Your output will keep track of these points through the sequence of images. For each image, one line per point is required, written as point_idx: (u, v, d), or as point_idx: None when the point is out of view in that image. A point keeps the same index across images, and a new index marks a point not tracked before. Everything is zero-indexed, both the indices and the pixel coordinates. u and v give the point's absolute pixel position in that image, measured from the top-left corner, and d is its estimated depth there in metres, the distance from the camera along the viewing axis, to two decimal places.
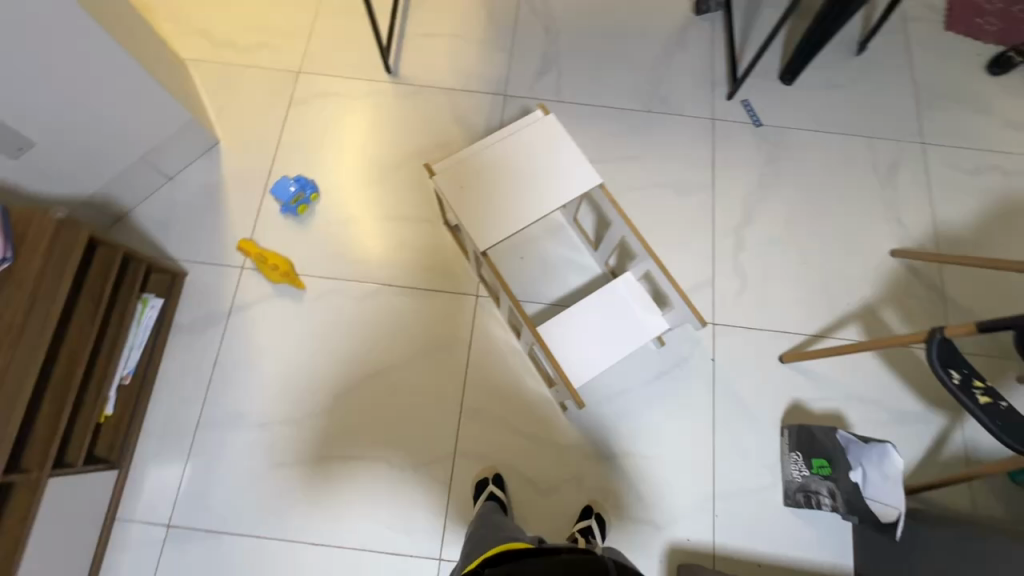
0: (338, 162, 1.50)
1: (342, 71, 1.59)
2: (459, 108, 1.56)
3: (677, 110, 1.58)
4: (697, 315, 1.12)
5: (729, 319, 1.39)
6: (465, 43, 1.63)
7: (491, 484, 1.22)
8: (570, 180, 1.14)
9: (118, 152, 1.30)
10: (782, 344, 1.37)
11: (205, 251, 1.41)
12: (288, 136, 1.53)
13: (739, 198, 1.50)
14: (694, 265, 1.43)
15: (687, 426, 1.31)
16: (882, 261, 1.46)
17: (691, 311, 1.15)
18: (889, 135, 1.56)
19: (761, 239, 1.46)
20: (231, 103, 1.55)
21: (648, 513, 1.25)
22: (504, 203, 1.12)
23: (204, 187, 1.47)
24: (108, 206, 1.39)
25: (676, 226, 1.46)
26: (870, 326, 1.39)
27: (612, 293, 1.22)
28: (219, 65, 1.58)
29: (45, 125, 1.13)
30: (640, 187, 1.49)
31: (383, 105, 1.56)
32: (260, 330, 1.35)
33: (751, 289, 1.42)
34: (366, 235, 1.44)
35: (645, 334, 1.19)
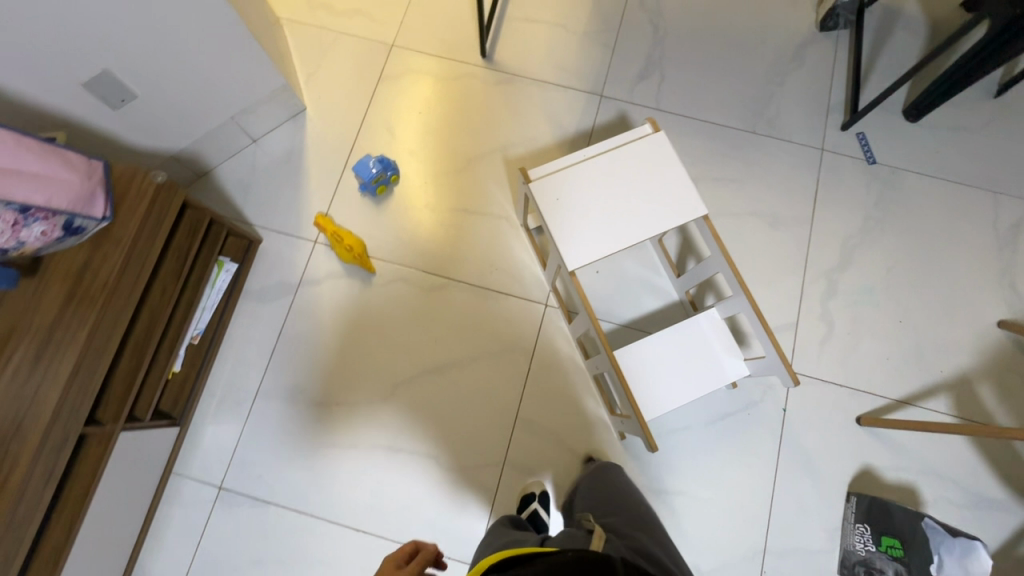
0: (422, 144, 1.46)
1: (436, 50, 1.53)
2: (551, 103, 1.49)
3: (784, 135, 1.46)
4: (790, 372, 1.04)
5: (807, 369, 1.30)
6: (565, 34, 1.54)
7: (537, 502, 1.19)
8: (674, 207, 1.06)
9: (210, 110, 1.29)
10: (861, 404, 1.28)
11: (280, 220, 1.40)
12: (374, 110, 1.49)
13: (838, 239, 1.39)
14: (777, 307, 1.34)
15: (745, 474, 1.25)
16: (987, 330, 1.33)
17: (784, 367, 1.07)
18: (1017, 192, 1.41)
19: (856, 288, 1.36)
20: (321, 69, 1.52)
21: (692, 557, 1.21)
22: (601, 221, 1.06)
23: (286, 153, 1.45)
24: (194, 162, 1.39)
25: (764, 261, 1.37)
26: (962, 399, 1.28)
27: (694, 328, 1.15)
28: (313, 28, 1.55)
29: (148, 79, 1.12)
30: (730, 214, 1.40)
31: (474, 92, 1.50)
32: (326, 308, 1.34)
33: (836, 341, 1.32)
34: (442, 227, 1.40)
35: (723, 378, 1.13)
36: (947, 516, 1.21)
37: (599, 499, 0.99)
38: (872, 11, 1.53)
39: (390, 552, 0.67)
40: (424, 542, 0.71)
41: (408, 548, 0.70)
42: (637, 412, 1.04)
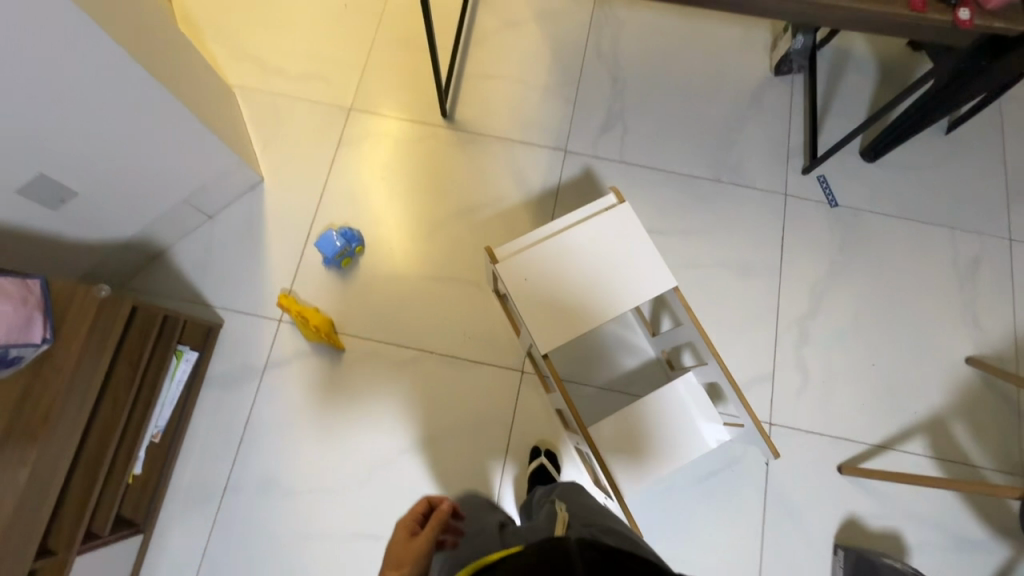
0: (386, 211, 1.43)
1: (395, 112, 1.51)
2: (516, 161, 1.48)
3: (749, 182, 1.47)
4: (771, 447, 1.07)
5: (786, 419, 1.31)
6: (524, 89, 1.53)
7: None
8: (644, 281, 1.05)
9: (160, 196, 1.23)
10: (841, 452, 1.29)
11: (242, 299, 1.35)
12: (335, 178, 1.46)
13: (808, 285, 1.40)
14: (752, 358, 1.34)
15: (733, 534, 1.23)
16: (955, 367, 1.36)
17: (763, 438, 1.09)
18: (974, 227, 1.44)
19: (827, 334, 1.37)
20: (277, 137, 1.48)
21: None
22: (570, 302, 1.04)
23: (245, 229, 1.40)
24: (147, 246, 1.33)
25: (737, 311, 1.37)
26: (937, 440, 1.30)
27: (669, 395, 1.16)
28: (267, 94, 1.51)
29: (90, 177, 1.06)
30: (700, 265, 1.40)
31: (436, 153, 1.48)
32: (294, 390, 1.29)
33: (813, 389, 1.33)
34: (411, 295, 1.37)
35: (703, 444, 1.13)
36: (931, 561, 1.22)
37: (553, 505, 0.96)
38: (823, 54, 1.55)
39: (403, 517, 0.83)
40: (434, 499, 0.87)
41: (421, 508, 0.86)
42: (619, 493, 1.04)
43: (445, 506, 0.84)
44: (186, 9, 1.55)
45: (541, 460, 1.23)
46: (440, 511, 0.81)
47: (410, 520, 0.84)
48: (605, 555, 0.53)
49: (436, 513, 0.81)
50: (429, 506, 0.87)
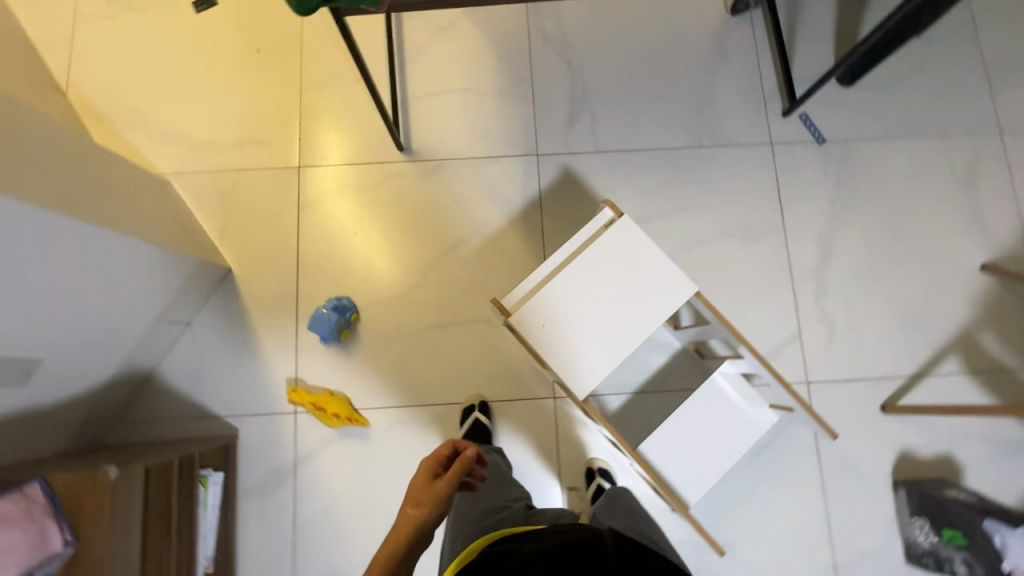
0: (370, 267, 1.35)
1: (349, 158, 1.40)
2: (489, 179, 1.39)
3: (732, 139, 1.40)
4: (826, 429, 1.05)
5: (823, 374, 1.30)
6: (476, 98, 1.42)
7: (478, 410, 1.25)
8: (663, 295, 1.01)
9: (131, 326, 1.13)
10: (881, 391, 1.29)
11: (249, 400, 1.28)
12: (306, 246, 1.36)
13: (814, 232, 1.36)
14: (776, 321, 1.32)
15: (799, 499, 1.24)
16: (973, 277, 1.35)
17: (815, 420, 1.06)
18: (964, 129, 1.40)
19: (843, 277, 1.34)
20: (232, 218, 1.37)
21: None
22: (594, 337, 1.00)
23: (228, 325, 1.31)
24: (133, 375, 1.24)
25: (750, 278, 1.34)
26: (968, 354, 1.31)
27: (710, 391, 1.14)
28: (208, 174, 1.38)
29: (49, 339, 0.96)
30: (703, 241, 1.35)
31: (404, 193, 1.38)
32: (332, 478, 1.25)
33: (841, 336, 1.32)
34: (422, 350, 1.31)
35: (755, 434, 1.11)
36: (990, 472, 1.24)
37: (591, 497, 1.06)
38: None
39: (425, 458, 0.77)
40: (460, 445, 0.82)
41: (444, 451, 0.80)
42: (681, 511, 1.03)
43: (470, 452, 0.78)
44: (89, 101, 1.40)
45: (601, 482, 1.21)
46: (465, 458, 0.76)
47: (434, 461, 0.78)
48: (632, 547, 0.62)
49: (461, 459, 0.75)
50: (453, 451, 0.81)
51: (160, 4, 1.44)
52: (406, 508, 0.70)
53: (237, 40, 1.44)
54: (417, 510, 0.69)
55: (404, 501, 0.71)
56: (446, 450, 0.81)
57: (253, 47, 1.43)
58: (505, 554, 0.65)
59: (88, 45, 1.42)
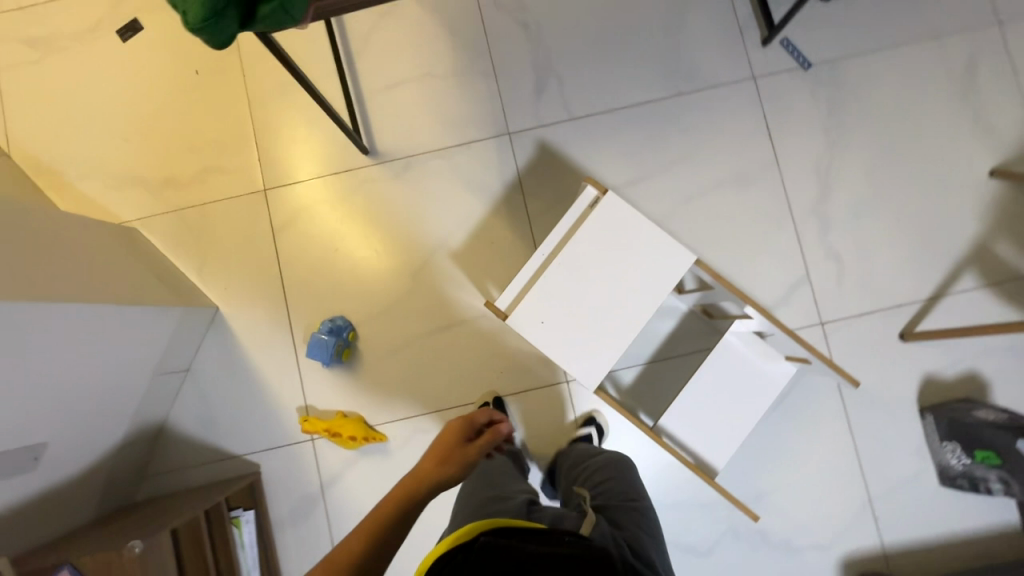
0: (358, 281, 1.30)
1: (316, 171, 1.33)
2: (463, 169, 1.32)
3: (712, 81, 1.31)
4: (846, 377, 1.03)
5: (838, 312, 1.26)
6: (434, 84, 1.33)
7: (494, 408, 1.23)
8: (662, 269, 0.99)
9: (130, 387, 1.11)
10: (898, 320, 1.26)
11: (263, 435, 1.27)
12: (289, 271, 1.31)
13: (810, 166, 1.29)
14: (783, 266, 1.27)
15: (827, 441, 1.23)
16: (983, 186, 1.28)
17: (834, 370, 1.05)
18: (959, 26, 1.29)
19: (847, 208, 1.28)
20: (209, 256, 1.32)
21: (812, 536, 1.21)
22: (596, 325, 0.98)
23: (228, 364, 1.29)
24: (145, 431, 1.23)
25: (749, 226, 1.28)
26: (984, 267, 1.26)
27: (723, 354, 1.11)
28: (175, 214, 1.33)
29: (48, 420, 0.93)
30: (696, 195, 1.29)
31: (379, 198, 1.32)
32: (361, 496, 1.25)
33: (851, 270, 1.27)
34: (427, 357, 1.28)
35: (775, 388, 1.09)
36: (1017, 383, 1.22)
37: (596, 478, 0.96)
38: None
39: (461, 419, 0.89)
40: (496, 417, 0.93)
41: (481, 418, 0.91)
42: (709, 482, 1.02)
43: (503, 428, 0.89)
44: (36, 158, 1.33)
45: (593, 431, 1.23)
46: (499, 431, 0.87)
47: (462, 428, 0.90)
48: None
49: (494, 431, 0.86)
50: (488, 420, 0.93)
51: (83, 39, 1.34)
52: (426, 459, 0.81)
53: (173, 65, 1.35)
54: (437, 463, 0.80)
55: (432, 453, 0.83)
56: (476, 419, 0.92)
57: (191, 69, 1.35)
58: (509, 549, 0.61)
59: (19, 98, 1.33)
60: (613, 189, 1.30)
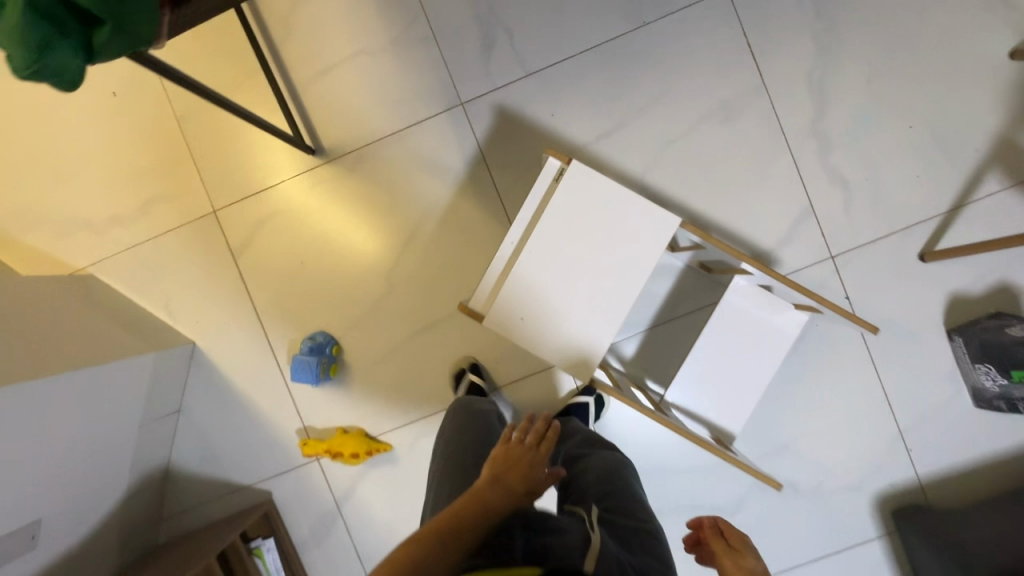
0: (332, 293, 1.23)
1: (264, 182, 1.23)
2: (419, 153, 1.20)
3: (679, 3, 1.14)
4: (863, 325, 0.98)
5: (849, 242, 1.15)
6: (371, 62, 1.20)
7: (471, 372, 1.18)
8: (645, 238, 0.90)
9: (120, 442, 1.08)
10: (916, 239, 1.14)
11: (268, 462, 1.24)
12: (259, 293, 1.24)
13: (803, 83, 1.14)
14: (783, 201, 1.15)
15: (850, 381, 1.15)
16: (1003, 71, 1.12)
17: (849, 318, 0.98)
18: None
19: (849, 124, 1.14)
20: (173, 290, 1.25)
21: (843, 478, 1.17)
22: (580, 311, 0.91)
23: (218, 398, 1.25)
24: (151, 478, 1.21)
25: (742, 162, 1.15)
26: (1009, 164, 1.12)
27: (726, 313, 1.01)
28: (128, 252, 1.25)
29: (36, 499, 0.90)
30: (678, 137, 1.16)
31: (335, 199, 1.22)
32: (377, 506, 1.23)
33: (860, 193, 1.14)
34: (417, 360, 1.21)
35: (786, 341, 1.00)
36: None
37: (599, 483, 0.91)
38: None
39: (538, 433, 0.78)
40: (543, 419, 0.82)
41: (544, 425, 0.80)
42: (726, 454, 0.95)
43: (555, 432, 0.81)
44: None
45: (591, 399, 1.15)
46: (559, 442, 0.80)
47: (541, 441, 0.78)
48: None
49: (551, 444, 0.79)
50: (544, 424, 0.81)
51: None
52: (519, 486, 0.71)
53: (88, 90, 1.24)
54: (525, 495, 0.72)
55: (513, 470, 0.73)
56: (549, 431, 0.78)
57: (108, 91, 1.23)
58: None
59: None
60: (585, 146, 1.17)
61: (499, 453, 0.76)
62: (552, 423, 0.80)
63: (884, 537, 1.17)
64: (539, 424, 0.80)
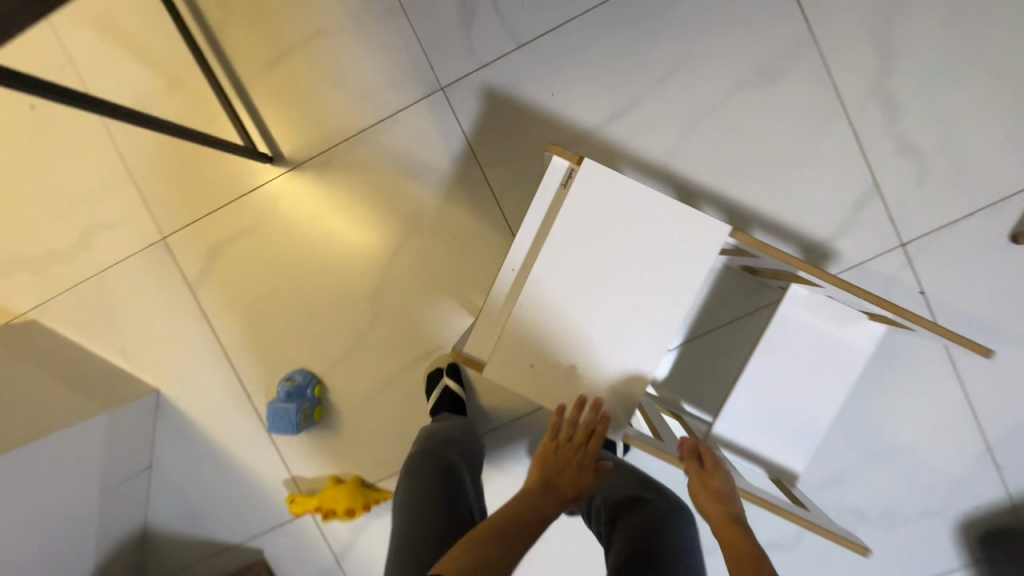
0: (308, 324, 1.05)
1: (217, 199, 1.04)
2: (397, 152, 1.00)
3: None
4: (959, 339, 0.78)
5: (922, 225, 0.94)
6: (329, 45, 0.99)
7: (446, 376, 1.00)
8: (685, 253, 0.69)
9: (76, 518, 0.94)
10: (1006, 216, 0.93)
11: (255, 518, 1.10)
12: (224, 330, 1.06)
13: (860, 32, 0.92)
14: (840, 182, 0.94)
15: (927, 390, 0.96)
16: None
17: (941, 332, 0.78)
18: None
19: (920, 79, 0.92)
20: (126, 333, 1.08)
21: (920, 502, 0.99)
22: (609, 350, 0.71)
23: (191, 450, 1.09)
24: (124, 545, 1.07)
25: (787, 137, 0.94)
26: None
27: (783, 331, 0.82)
28: (70, 292, 1.08)
29: None
30: (707, 112, 0.95)
31: (302, 214, 1.03)
32: (380, 560, 1.09)
33: (935, 165, 0.93)
34: (414, 395, 1.04)
35: (856, 359, 0.82)
36: None
37: (637, 527, 0.71)
38: None
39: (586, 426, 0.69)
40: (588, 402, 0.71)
41: (590, 416, 0.70)
42: (801, 514, 0.75)
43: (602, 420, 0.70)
44: None
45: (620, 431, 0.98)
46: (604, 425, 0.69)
47: (590, 438, 0.69)
48: None
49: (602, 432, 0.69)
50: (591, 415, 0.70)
51: None
52: (569, 492, 0.66)
53: (2, 103, 1.05)
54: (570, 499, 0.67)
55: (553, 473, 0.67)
56: (600, 428, 0.69)
57: (24, 103, 1.05)
58: None
59: None
60: (594, 130, 0.97)
61: (546, 450, 0.70)
62: (602, 420, 0.69)
63: (969, 568, 1.00)
64: (587, 419, 0.69)
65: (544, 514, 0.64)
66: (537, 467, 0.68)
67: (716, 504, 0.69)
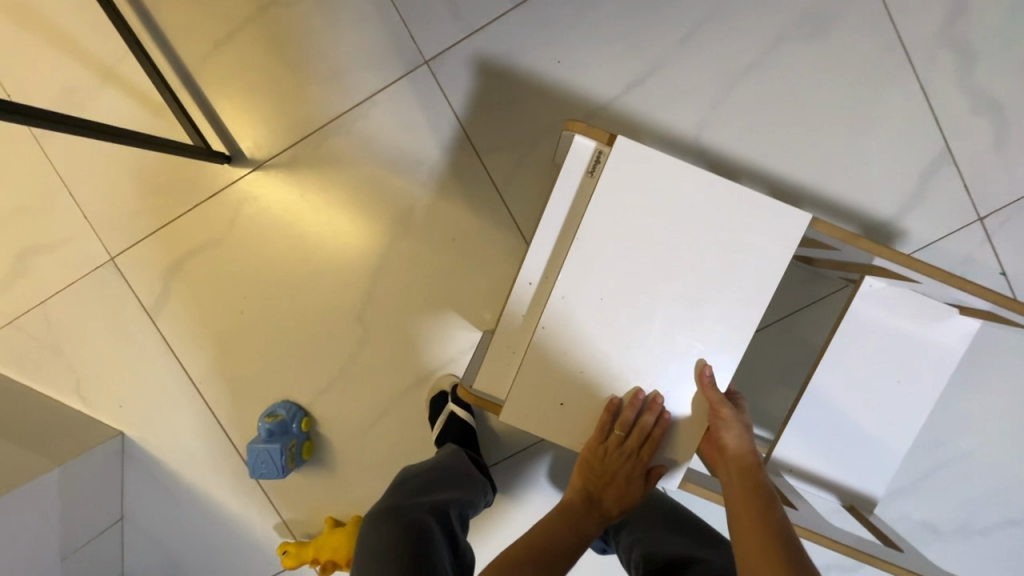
0: (289, 348, 0.91)
1: (170, 210, 0.89)
2: (379, 142, 0.85)
3: None
4: None
5: (1003, 194, 0.80)
6: (288, 18, 0.83)
7: (452, 402, 0.86)
8: (747, 251, 0.55)
9: None
10: None
11: (245, 569, 0.97)
12: (193, 361, 0.92)
13: None
14: (904, 148, 0.80)
15: (1009, 386, 0.83)
16: None
17: None
18: None
19: (999, 20, 0.77)
20: (80, 370, 0.93)
21: (1003, 512, 0.86)
22: (654, 380, 0.57)
23: (166, 496, 0.96)
24: None
25: (841, 98, 0.79)
26: None
27: (855, 334, 0.68)
28: (13, 326, 0.93)
29: None
30: (744, 74, 0.80)
31: (272, 222, 0.88)
32: None
33: (1017, 123, 0.79)
34: (416, 424, 0.91)
35: (943, 361, 0.68)
36: None
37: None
38: None
39: (640, 431, 0.56)
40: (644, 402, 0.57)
41: (646, 416, 0.56)
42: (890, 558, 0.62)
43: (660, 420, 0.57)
44: None
45: None
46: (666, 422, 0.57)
47: (644, 444, 0.57)
48: None
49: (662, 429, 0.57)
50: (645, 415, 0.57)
51: None
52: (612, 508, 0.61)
53: None
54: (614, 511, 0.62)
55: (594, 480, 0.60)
56: (656, 432, 0.57)
57: None
58: None
59: None
60: (611, 103, 0.81)
61: (591, 459, 0.59)
62: (660, 421, 0.57)
63: None
64: (644, 422, 0.56)
65: (585, 533, 0.61)
66: (577, 477, 0.62)
67: (739, 425, 0.55)
